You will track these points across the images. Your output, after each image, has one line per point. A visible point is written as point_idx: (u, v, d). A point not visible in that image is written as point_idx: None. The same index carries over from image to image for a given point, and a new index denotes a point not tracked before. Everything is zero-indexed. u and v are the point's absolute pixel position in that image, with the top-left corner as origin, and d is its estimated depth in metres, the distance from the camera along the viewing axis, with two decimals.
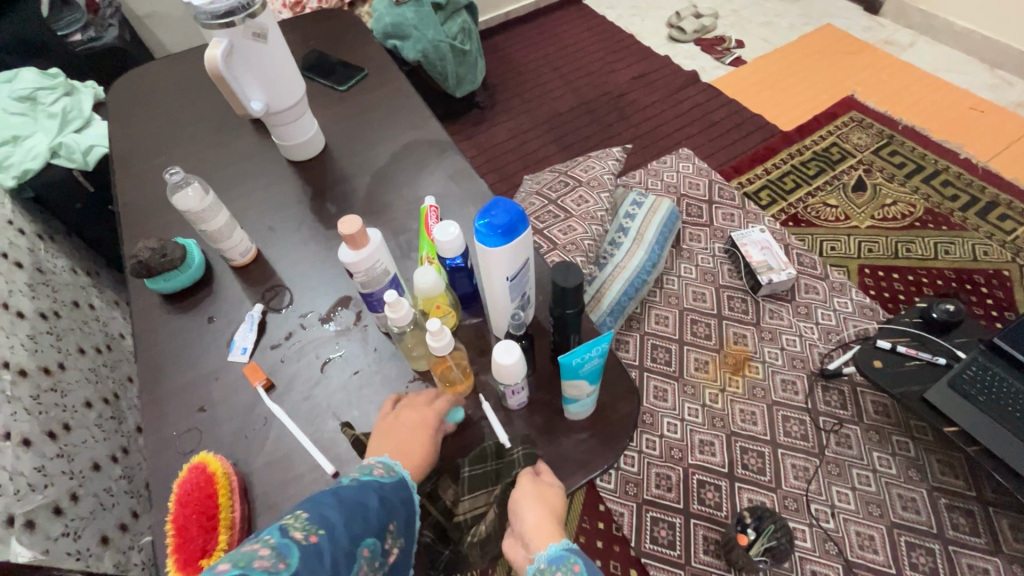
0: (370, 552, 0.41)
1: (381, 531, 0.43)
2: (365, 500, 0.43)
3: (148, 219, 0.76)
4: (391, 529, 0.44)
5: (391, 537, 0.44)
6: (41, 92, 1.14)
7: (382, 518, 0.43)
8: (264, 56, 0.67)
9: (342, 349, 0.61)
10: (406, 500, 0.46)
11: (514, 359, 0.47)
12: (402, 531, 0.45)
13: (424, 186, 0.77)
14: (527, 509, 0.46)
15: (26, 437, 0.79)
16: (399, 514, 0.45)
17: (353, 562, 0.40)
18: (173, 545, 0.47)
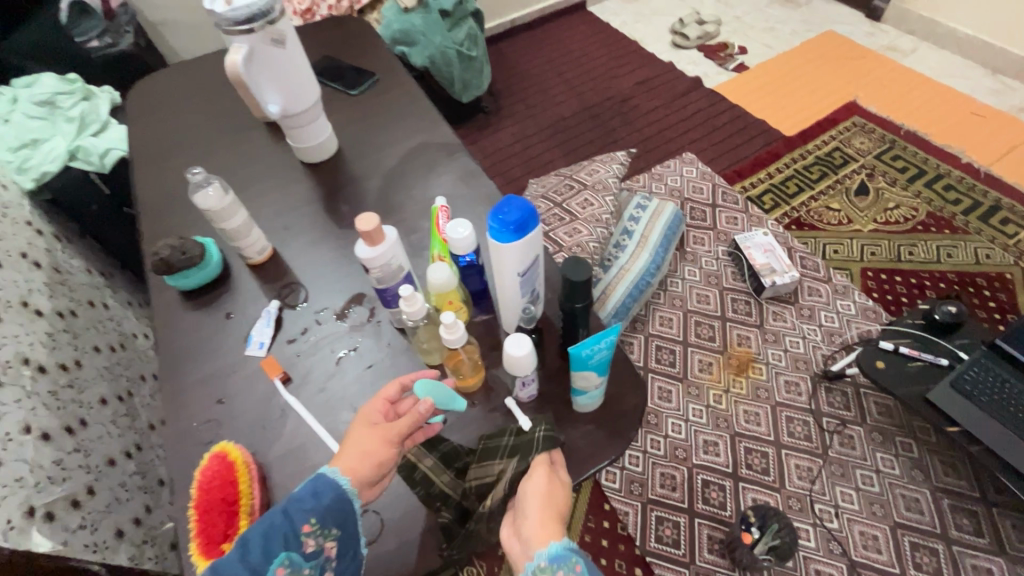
0: (289, 565, 0.43)
1: (294, 542, 0.44)
2: (264, 528, 0.44)
3: (166, 219, 0.79)
4: (311, 531, 0.45)
5: (315, 534, 0.45)
6: (60, 97, 1.17)
7: (291, 529, 0.45)
8: (282, 61, 0.69)
9: (357, 344, 0.63)
10: (326, 494, 0.46)
11: (525, 351, 0.49)
12: (332, 524, 0.46)
13: (434, 187, 0.79)
14: (533, 502, 0.47)
15: (45, 431, 0.80)
16: (317, 510, 0.45)
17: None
18: (196, 528, 0.50)
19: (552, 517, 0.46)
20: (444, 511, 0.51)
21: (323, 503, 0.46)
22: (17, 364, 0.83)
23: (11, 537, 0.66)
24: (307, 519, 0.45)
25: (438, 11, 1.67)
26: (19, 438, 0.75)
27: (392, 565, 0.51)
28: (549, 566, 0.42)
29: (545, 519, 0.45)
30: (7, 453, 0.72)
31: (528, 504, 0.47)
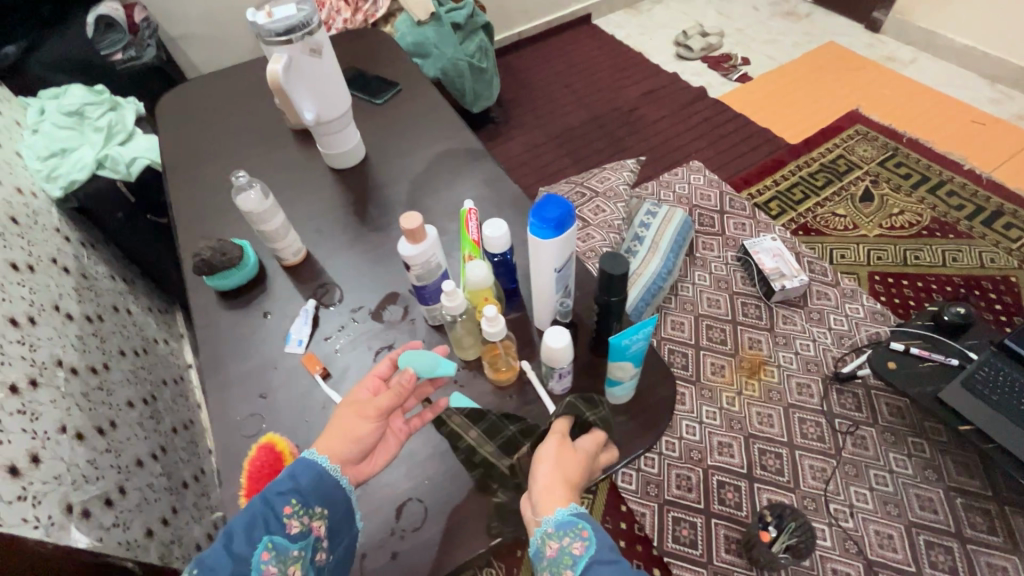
0: (275, 549, 0.45)
1: (277, 526, 0.46)
2: (247, 517, 0.46)
3: (202, 224, 0.81)
4: (294, 511, 0.47)
5: (298, 514, 0.47)
6: (89, 108, 1.20)
7: (272, 513, 0.46)
8: (319, 70, 0.72)
9: (393, 338, 0.65)
10: (307, 475, 0.48)
11: (563, 344, 0.51)
12: (316, 503, 0.48)
13: (461, 192, 0.82)
14: (544, 465, 0.49)
15: (79, 431, 0.82)
16: (296, 491, 0.47)
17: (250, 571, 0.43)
18: None
19: (562, 480, 0.48)
20: (498, 493, 0.54)
21: (301, 483, 0.48)
22: (52, 365, 0.85)
23: (54, 532, 0.68)
24: (287, 502, 0.47)
25: (450, 23, 1.71)
26: (57, 437, 0.77)
27: (437, 550, 0.52)
28: (557, 531, 0.45)
29: (554, 483, 0.48)
30: (46, 451, 0.73)
31: (539, 468, 0.49)
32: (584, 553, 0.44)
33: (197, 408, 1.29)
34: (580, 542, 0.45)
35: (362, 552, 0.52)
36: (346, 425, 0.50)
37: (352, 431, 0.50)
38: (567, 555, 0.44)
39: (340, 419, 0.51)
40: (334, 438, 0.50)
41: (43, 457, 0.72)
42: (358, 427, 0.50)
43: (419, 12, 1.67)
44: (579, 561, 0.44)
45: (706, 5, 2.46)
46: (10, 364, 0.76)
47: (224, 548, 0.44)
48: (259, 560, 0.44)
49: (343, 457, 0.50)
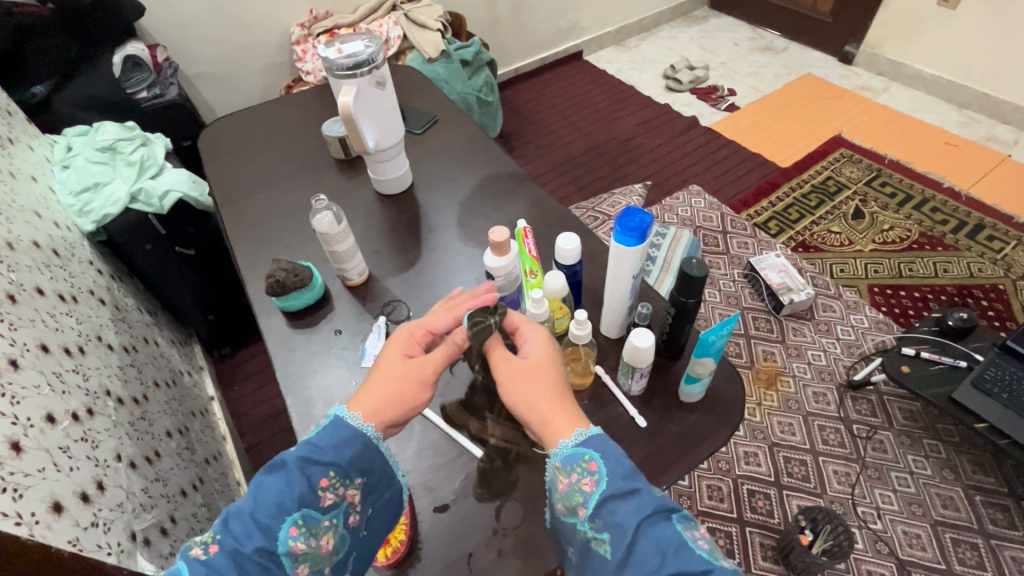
0: (305, 520, 0.49)
1: (309, 499, 0.49)
2: (280, 486, 0.49)
3: (259, 249, 0.84)
4: (330, 484, 0.51)
5: (333, 487, 0.51)
6: (121, 143, 1.23)
7: (307, 486, 0.50)
8: (381, 100, 0.77)
9: (457, 365, 0.73)
10: (345, 442, 0.52)
11: (649, 344, 0.56)
12: (352, 475, 0.52)
13: (510, 211, 0.86)
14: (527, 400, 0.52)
15: (132, 460, 0.81)
16: (334, 466, 0.51)
17: (278, 544, 0.48)
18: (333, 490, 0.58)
19: (551, 405, 0.52)
20: None
21: (341, 460, 0.51)
22: (103, 395, 0.84)
23: (124, 558, 0.67)
24: (325, 475, 0.50)
25: (459, 60, 1.79)
26: (115, 464, 0.77)
27: (529, 547, 0.58)
28: (564, 468, 0.49)
29: (550, 414, 0.52)
30: (107, 478, 0.73)
31: (521, 409, 0.53)
32: (595, 488, 0.47)
33: (222, 439, 1.27)
34: (588, 478, 0.48)
35: (469, 552, 0.58)
36: (401, 394, 0.54)
37: (402, 394, 0.54)
38: (578, 492, 0.48)
39: (386, 382, 0.55)
40: (384, 403, 0.54)
41: (106, 484, 0.72)
42: (408, 390, 0.55)
43: (429, 49, 1.73)
44: (589, 497, 0.47)
45: (689, 41, 2.61)
46: (70, 393, 0.75)
47: (254, 518, 0.48)
48: (288, 535, 0.48)
49: (389, 421, 0.54)
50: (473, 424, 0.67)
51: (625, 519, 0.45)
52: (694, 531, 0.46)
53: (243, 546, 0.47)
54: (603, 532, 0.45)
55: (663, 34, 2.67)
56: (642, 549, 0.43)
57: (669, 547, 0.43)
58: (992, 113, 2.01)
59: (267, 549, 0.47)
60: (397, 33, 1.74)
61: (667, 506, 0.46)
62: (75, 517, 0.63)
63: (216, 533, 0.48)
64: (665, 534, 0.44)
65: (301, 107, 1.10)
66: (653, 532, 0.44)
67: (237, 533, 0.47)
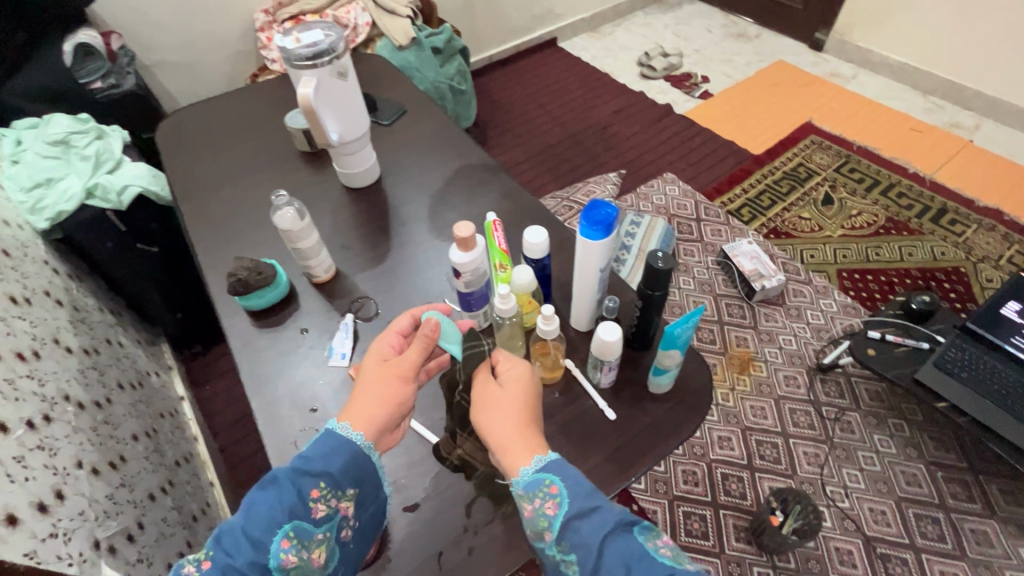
0: (297, 532, 0.49)
1: (300, 511, 0.49)
2: (272, 499, 0.49)
3: (222, 246, 0.82)
4: (321, 496, 0.50)
5: (325, 499, 0.51)
6: (75, 136, 1.17)
7: (297, 498, 0.49)
8: (343, 92, 0.75)
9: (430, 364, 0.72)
10: (332, 453, 0.52)
11: (616, 337, 0.56)
12: (344, 485, 0.52)
13: (481, 203, 0.85)
14: (491, 425, 0.52)
15: (94, 466, 0.79)
16: (325, 476, 0.51)
17: (269, 557, 0.47)
18: None
19: (519, 435, 0.51)
20: None
21: (331, 469, 0.51)
22: (61, 400, 0.81)
23: (86, 569, 0.66)
24: (315, 486, 0.50)
25: (430, 48, 1.75)
26: (75, 472, 0.74)
27: (501, 544, 0.58)
28: (526, 495, 0.49)
29: (508, 442, 0.51)
30: (68, 487, 0.71)
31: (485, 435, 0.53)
32: (557, 510, 0.48)
33: (194, 440, 1.25)
34: (551, 502, 0.48)
35: (439, 551, 0.58)
36: (382, 393, 0.54)
37: (384, 396, 0.54)
38: (543, 517, 0.48)
39: (369, 387, 0.55)
40: (370, 408, 0.54)
41: (66, 492, 0.70)
42: (393, 391, 0.55)
43: (400, 37, 1.69)
44: (553, 520, 0.48)
45: (664, 28, 2.60)
46: (24, 400, 0.72)
47: (245, 531, 0.48)
48: (280, 547, 0.47)
49: (378, 425, 0.54)
50: (445, 418, 0.67)
51: (589, 536, 0.45)
52: (656, 539, 0.46)
53: (235, 560, 0.46)
54: (570, 553, 0.46)
55: (637, 20, 2.66)
56: (606, 563, 0.44)
57: (631, 558, 0.44)
58: (955, 99, 2.06)
59: (258, 563, 0.47)
60: (366, 20, 1.69)
61: (627, 519, 0.47)
62: (32, 529, 0.61)
63: (208, 550, 0.48)
64: (626, 546, 0.45)
65: (265, 98, 1.07)
66: (617, 545, 0.45)
67: (229, 548, 0.47)
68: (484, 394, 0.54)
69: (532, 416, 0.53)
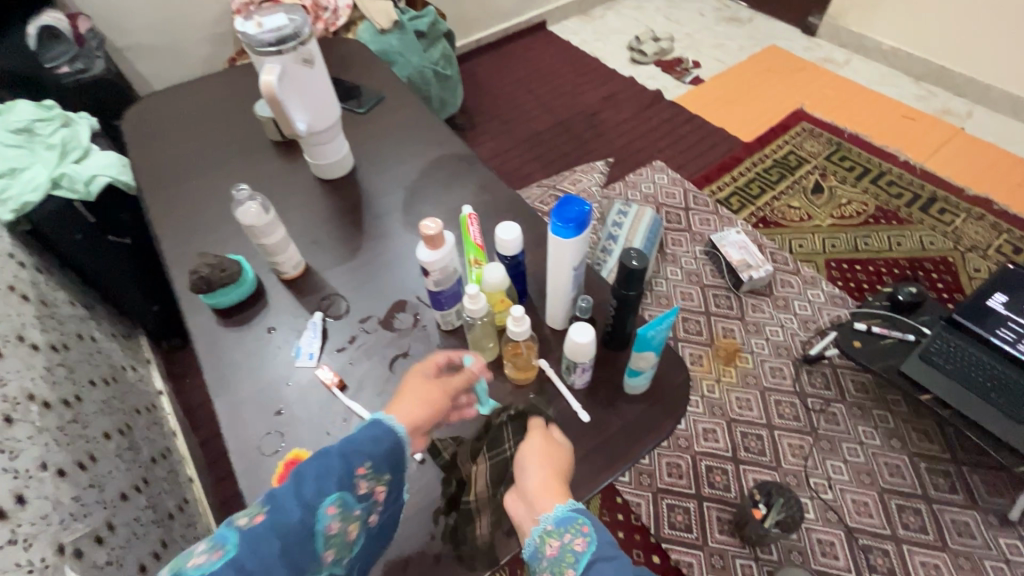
0: (340, 505, 0.48)
1: (347, 484, 0.48)
2: (323, 466, 0.48)
3: (188, 241, 0.79)
4: (364, 476, 0.50)
5: (368, 478, 0.50)
6: (38, 124, 1.14)
7: (347, 471, 0.48)
8: (309, 79, 0.72)
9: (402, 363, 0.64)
10: (378, 439, 0.51)
11: (588, 338, 0.54)
12: (383, 470, 0.51)
13: (457, 195, 0.82)
14: (534, 459, 0.53)
15: (60, 467, 0.77)
16: (374, 456, 0.50)
17: (317, 525, 0.46)
18: None
19: (556, 480, 0.51)
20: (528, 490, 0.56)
21: (380, 451, 0.51)
22: (24, 400, 0.79)
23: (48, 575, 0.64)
24: (363, 463, 0.50)
25: (413, 31, 1.70)
26: (38, 474, 0.72)
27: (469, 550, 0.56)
28: (557, 529, 0.48)
29: (547, 482, 0.51)
30: (29, 490, 0.69)
31: (523, 473, 0.52)
32: (585, 549, 0.47)
33: (172, 436, 1.23)
34: (581, 539, 0.47)
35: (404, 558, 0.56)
36: (421, 397, 0.55)
37: (428, 396, 0.55)
38: (569, 552, 0.47)
39: (414, 389, 0.56)
40: (410, 406, 0.54)
41: (27, 496, 0.67)
42: (437, 396, 0.56)
43: (381, 19, 1.64)
44: (580, 557, 0.46)
45: (655, 11, 2.55)
46: None
47: (297, 493, 0.46)
48: (327, 513, 0.46)
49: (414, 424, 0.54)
50: None
51: None
52: None
53: (288, 518, 0.44)
54: None
55: (628, 3, 2.60)
56: None
57: None
58: (947, 85, 2.03)
59: (306, 526, 0.45)
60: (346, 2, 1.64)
61: None
62: None
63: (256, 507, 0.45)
64: None
65: (235, 84, 1.03)
66: None
67: (280, 507, 0.45)
68: (536, 439, 0.55)
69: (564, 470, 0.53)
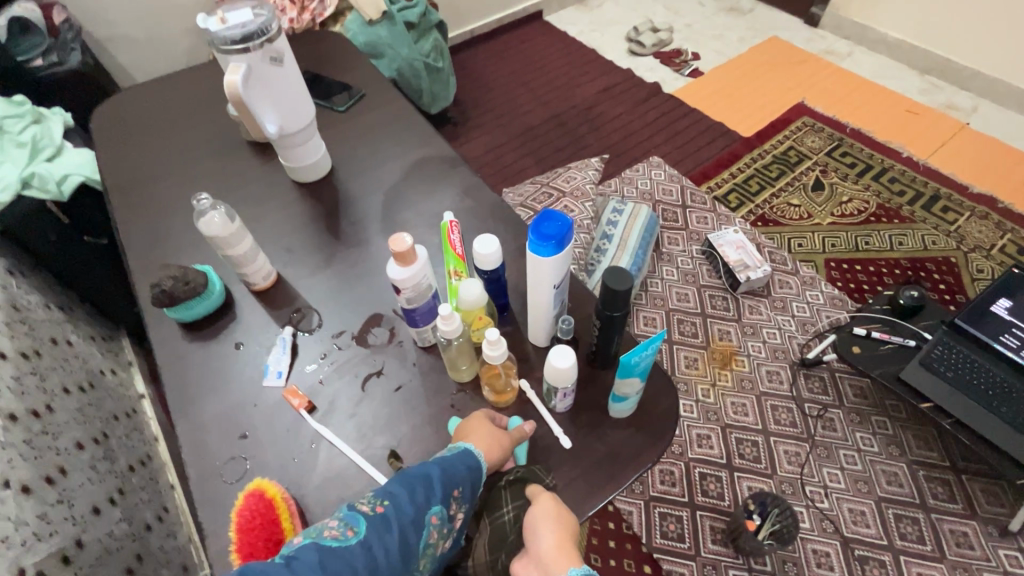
0: (438, 519, 0.48)
1: (446, 500, 0.49)
2: (427, 477, 0.48)
3: (155, 248, 0.75)
4: (458, 497, 0.50)
5: (461, 500, 0.50)
6: (8, 121, 1.10)
7: (449, 487, 0.49)
8: (279, 78, 0.68)
9: (375, 383, 0.61)
10: (473, 466, 0.51)
11: (569, 362, 0.52)
12: (467, 497, 0.50)
13: (439, 200, 0.78)
14: (546, 518, 0.49)
15: (25, 484, 0.74)
16: (469, 480, 0.50)
17: (422, 530, 0.47)
18: (237, 540, 0.49)
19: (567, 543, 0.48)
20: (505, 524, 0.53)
21: (475, 476, 0.51)
22: None
23: None
24: (461, 485, 0.50)
25: (403, 22, 1.65)
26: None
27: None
28: None
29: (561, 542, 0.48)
30: None
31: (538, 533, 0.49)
32: None
33: (154, 441, 1.20)
34: None
35: None
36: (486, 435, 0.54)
37: (497, 434, 0.54)
38: None
39: (479, 427, 0.54)
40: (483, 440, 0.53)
41: None
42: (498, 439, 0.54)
43: (370, 11, 1.58)
44: None
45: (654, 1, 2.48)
46: None
47: (409, 495, 0.47)
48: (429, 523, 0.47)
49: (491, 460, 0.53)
50: None
51: None
52: None
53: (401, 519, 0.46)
54: None
55: None
56: None
57: None
58: (951, 78, 1.98)
59: (411, 531, 0.46)
60: None
61: None
62: None
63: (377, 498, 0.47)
64: None
65: (210, 80, 0.98)
66: None
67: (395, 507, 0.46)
68: (546, 499, 0.51)
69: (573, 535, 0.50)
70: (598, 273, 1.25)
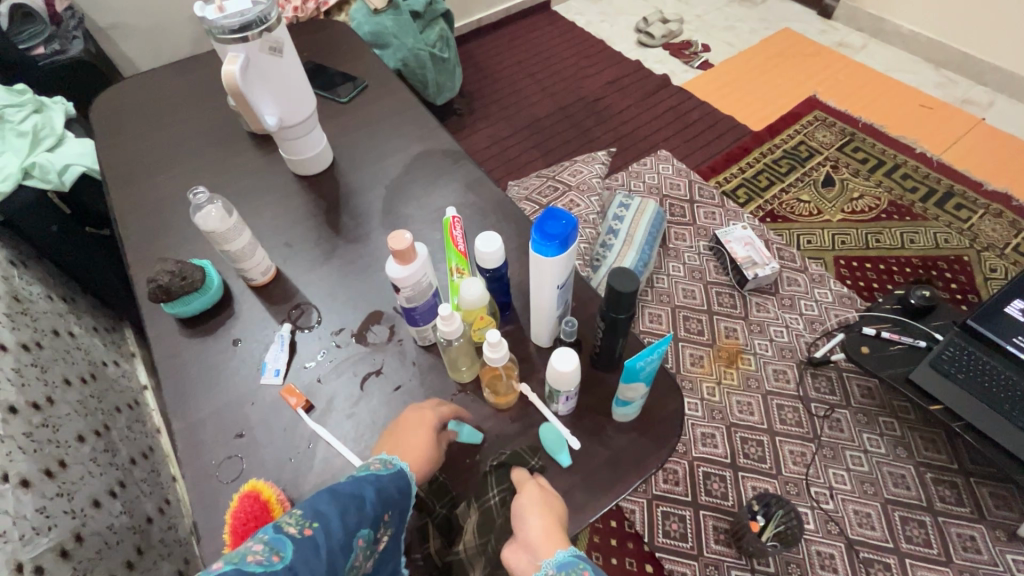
0: (364, 541, 0.45)
1: (374, 523, 0.46)
2: (359, 498, 0.45)
3: (152, 242, 0.74)
4: (384, 522, 0.48)
5: (385, 525, 0.48)
6: (8, 110, 1.09)
7: (378, 511, 0.47)
8: (279, 70, 0.67)
9: (372, 382, 0.60)
10: (403, 490, 0.49)
11: (571, 366, 0.50)
12: (395, 521, 0.49)
13: (441, 195, 0.77)
14: (531, 503, 0.49)
15: (25, 477, 0.73)
16: (397, 503, 0.49)
17: (349, 554, 0.44)
18: (230, 542, 0.49)
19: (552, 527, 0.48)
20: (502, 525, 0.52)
21: (402, 499, 0.49)
22: None
23: None
24: (388, 510, 0.48)
25: (409, 12, 1.62)
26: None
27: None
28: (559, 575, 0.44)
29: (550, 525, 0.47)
30: None
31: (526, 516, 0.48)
32: None
33: (156, 433, 1.20)
34: None
35: None
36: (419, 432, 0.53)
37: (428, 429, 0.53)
38: None
39: (413, 424, 0.54)
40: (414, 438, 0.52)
41: None
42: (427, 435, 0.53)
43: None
44: None
45: None
46: None
47: (339, 517, 0.43)
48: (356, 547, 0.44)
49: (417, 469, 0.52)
50: None
51: None
52: None
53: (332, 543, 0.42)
54: None
55: None
56: None
57: None
58: (969, 73, 1.93)
59: (339, 556, 0.43)
60: None
61: None
62: None
63: (304, 519, 0.42)
64: None
65: (211, 70, 0.97)
66: None
67: (325, 529, 0.42)
68: (531, 485, 0.51)
69: (560, 519, 0.49)
70: (603, 269, 1.23)
